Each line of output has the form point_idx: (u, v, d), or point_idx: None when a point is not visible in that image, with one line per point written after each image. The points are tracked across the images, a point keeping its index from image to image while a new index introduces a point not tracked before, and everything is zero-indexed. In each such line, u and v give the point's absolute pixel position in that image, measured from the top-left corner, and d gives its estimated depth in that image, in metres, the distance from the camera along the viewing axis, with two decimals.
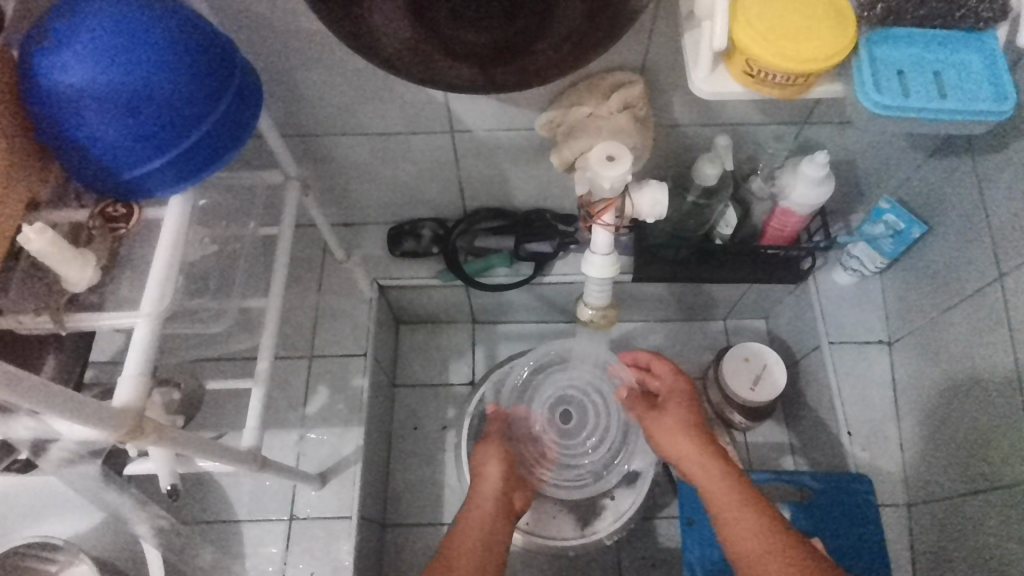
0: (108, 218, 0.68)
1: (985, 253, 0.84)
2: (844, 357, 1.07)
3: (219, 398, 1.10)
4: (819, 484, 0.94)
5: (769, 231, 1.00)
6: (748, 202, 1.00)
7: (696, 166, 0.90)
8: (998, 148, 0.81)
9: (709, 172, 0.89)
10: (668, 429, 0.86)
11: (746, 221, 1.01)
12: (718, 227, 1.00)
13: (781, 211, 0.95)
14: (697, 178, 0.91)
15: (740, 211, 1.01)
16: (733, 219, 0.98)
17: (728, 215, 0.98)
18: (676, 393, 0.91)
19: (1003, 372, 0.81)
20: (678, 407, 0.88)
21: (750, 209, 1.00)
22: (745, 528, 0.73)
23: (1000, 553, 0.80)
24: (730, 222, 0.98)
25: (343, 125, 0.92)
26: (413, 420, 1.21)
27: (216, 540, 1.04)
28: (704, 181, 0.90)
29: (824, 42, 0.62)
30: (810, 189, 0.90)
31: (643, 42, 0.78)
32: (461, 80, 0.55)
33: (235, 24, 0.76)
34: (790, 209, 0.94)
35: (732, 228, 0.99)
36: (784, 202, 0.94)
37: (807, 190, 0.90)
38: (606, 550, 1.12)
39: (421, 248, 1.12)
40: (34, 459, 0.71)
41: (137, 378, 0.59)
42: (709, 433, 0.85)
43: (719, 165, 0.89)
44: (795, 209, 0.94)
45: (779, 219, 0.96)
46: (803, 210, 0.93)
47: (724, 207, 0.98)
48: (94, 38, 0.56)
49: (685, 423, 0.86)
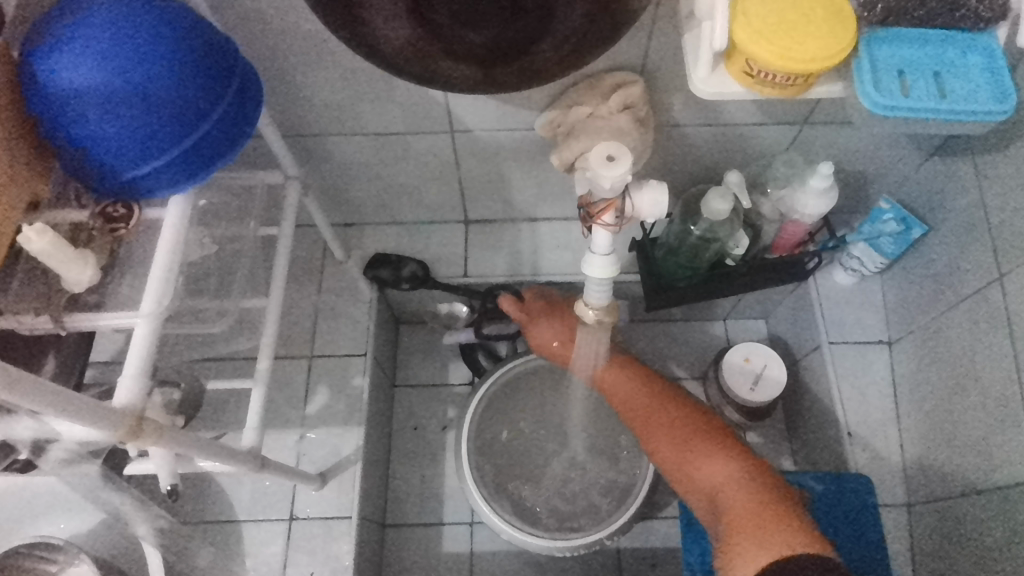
0: (108, 218, 0.68)
1: (984, 253, 0.84)
2: (844, 357, 1.07)
3: (219, 397, 1.10)
4: (821, 485, 0.93)
5: (780, 242, 1.00)
6: (758, 224, 1.00)
7: (706, 200, 0.91)
8: (997, 149, 0.81)
9: (720, 207, 0.90)
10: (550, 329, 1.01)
11: (756, 242, 1.01)
12: (730, 248, 0.99)
13: (790, 224, 0.96)
14: (708, 213, 0.91)
15: (751, 234, 1.00)
16: (744, 241, 0.97)
17: (739, 237, 0.97)
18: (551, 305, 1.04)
19: (1004, 373, 0.81)
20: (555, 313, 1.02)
21: (760, 230, 1.00)
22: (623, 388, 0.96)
23: (1000, 554, 0.79)
24: (742, 243, 0.97)
25: (343, 125, 0.92)
26: (413, 421, 1.21)
27: (216, 541, 1.04)
28: (716, 217, 0.91)
29: (826, 42, 0.62)
30: (820, 203, 0.91)
31: (643, 43, 0.78)
32: (462, 82, 0.55)
33: (234, 24, 0.76)
34: (799, 221, 0.95)
35: (744, 248, 0.98)
36: (794, 216, 0.95)
37: (815, 204, 0.91)
38: (606, 550, 1.13)
39: (397, 280, 1.10)
40: (33, 459, 0.71)
41: (137, 377, 0.59)
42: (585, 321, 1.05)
43: (729, 200, 0.90)
44: (804, 221, 0.94)
45: (789, 232, 0.97)
46: (813, 219, 0.94)
47: (734, 229, 0.97)
48: (92, 38, 0.56)
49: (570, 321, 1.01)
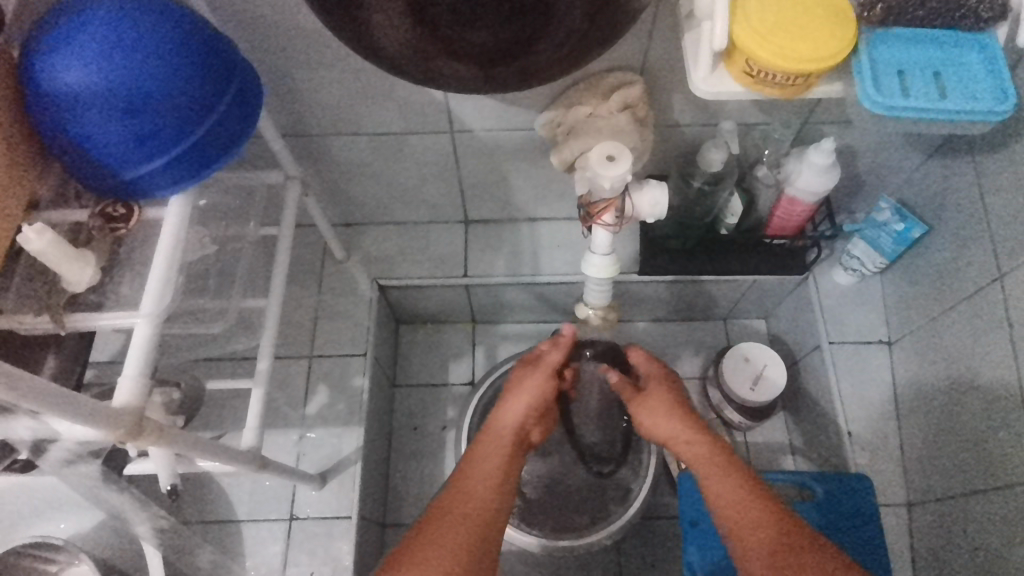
0: (108, 218, 0.67)
1: (985, 253, 0.84)
2: (844, 356, 1.07)
3: (219, 397, 1.10)
4: (822, 485, 0.94)
5: (779, 220, 0.99)
6: (755, 191, 1.00)
7: (702, 151, 0.89)
8: (997, 149, 0.81)
9: (715, 157, 0.89)
10: (648, 408, 0.84)
11: (751, 210, 1.02)
12: (725, 216, 1.00)
13: (787, 199, 0.95)
14: (703, 163, 0.90)
15: (746, 200, 1.00)
16: (739, 208, 0.98)
17: (734, 204, 0.98)
18: (655, 376, 0.89)
19: (1005, 372, 0.81)
20: (658, 386, 0.87)
21: (755, 197, 1.00)
22: (694, 457, 0.78)
23: (1001, 553, 0.79)
24: (735, 211, 0.98)
25: (343, 125, 0.92)
26: (412, 420, 1.21)
27: (216, 541, 1.04)
28: (709, 167, 0.90)
29: (824, 42, 0.62)
30: (822, 177, 0.90)
31: (643, 42, 0.78)
32: (461, 81, 0.55)
33: (234, 24, 0.76)
34: (796, 198, 0.94)
35: (738, 216, 0.99)
36: (789, 190, 0.94)
37: (817, 181, 0.90)
38: (606, 550, 1.13)
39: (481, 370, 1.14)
40: (33, 460, 0.71)
41: (137, 378, 0.58)
42: (682, 392, 0.86)
43: (725, 151, 0.88)
44: (801, 197, 0.93)
45: (785, 208, 0.96)
46: (810, 198, 0.93)
47: (730, 194, 0.98)
48: (93, 39, 0.56)
49: (668, 401, 0.84)
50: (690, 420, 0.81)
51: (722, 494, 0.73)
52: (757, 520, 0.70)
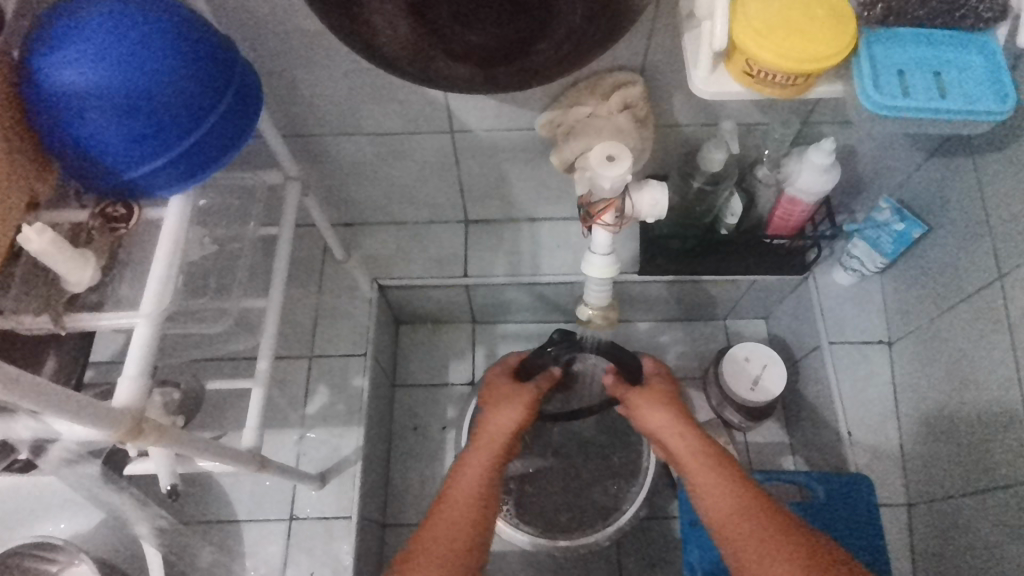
0: (108, 218, 0.68)
1: (984, 253, 0.84)
2: (843, 356, 1.07)
3: (219, 397, 1.10)
4: (822, 486, 0.94)
5: (779, 220, 0.99)
6: (754, 190, 1.00)
7: (703, 152, 0.90)
8: (997, 149, 0.81)
9: (715, 157, 0.89)
10: (652, 411, 0.90)
11: (751, 210, 1.02)
12: (724, 216, 0.99)
13: (786, 199, 0.95)
14: (703, 163, 0.91)
15: (746, 199, 1.01)
16: (739, 207, 0.97)
17: (734, 203, 0.97)
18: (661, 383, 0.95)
19: (1005, 372, 0.81)
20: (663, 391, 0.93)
21: (755, 197, 1.00)
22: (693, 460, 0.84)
23: (1001, 553, 0.79)
24: (736, 211, 0.97)
25: (343, 125, 0.92)
26: (412, 420, 1.21)
27: (216, 541, 1.04)
28: (709, 167, 0.91)
29: (824, 41, 0.62)
30: (822, 176, 0.90)
31: (643, 42, 0.78)
32: (461, 81, 0.55)
33: (234, 24, 0.76)
34: (797, 198, 0.94)
35: (737, 216, 0.98)
36: (789, 190, 0.94)
37: (817, 180, 0.90)
38: (606, 550, 1.12)
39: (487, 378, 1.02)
40: (34, 460, 0.71)
41: (136, 379, 0.58)
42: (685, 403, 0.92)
43: (725, 150, 0.89)
44: (801, 197, 0.93)
45: (785, 208, 0.96)
46: (809, 197, 0.93)
47: (730, 194, 0.98)
48: (94, 39, 0.56)
49: (672, 407, 0.90)
50: (690, 428, 0.88)
51: (712, 501, 0.78)
52: (751, 525, 0.74)
